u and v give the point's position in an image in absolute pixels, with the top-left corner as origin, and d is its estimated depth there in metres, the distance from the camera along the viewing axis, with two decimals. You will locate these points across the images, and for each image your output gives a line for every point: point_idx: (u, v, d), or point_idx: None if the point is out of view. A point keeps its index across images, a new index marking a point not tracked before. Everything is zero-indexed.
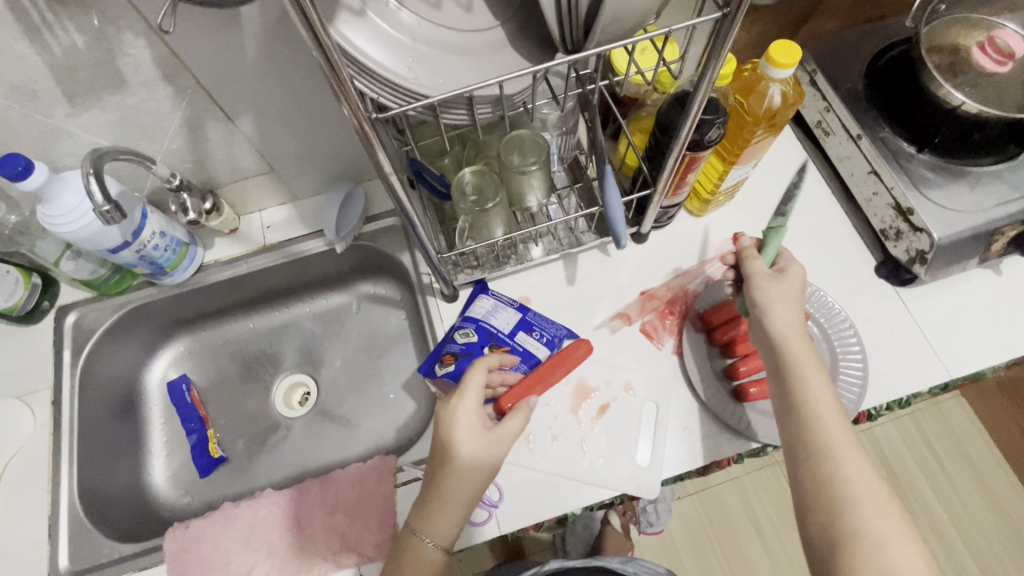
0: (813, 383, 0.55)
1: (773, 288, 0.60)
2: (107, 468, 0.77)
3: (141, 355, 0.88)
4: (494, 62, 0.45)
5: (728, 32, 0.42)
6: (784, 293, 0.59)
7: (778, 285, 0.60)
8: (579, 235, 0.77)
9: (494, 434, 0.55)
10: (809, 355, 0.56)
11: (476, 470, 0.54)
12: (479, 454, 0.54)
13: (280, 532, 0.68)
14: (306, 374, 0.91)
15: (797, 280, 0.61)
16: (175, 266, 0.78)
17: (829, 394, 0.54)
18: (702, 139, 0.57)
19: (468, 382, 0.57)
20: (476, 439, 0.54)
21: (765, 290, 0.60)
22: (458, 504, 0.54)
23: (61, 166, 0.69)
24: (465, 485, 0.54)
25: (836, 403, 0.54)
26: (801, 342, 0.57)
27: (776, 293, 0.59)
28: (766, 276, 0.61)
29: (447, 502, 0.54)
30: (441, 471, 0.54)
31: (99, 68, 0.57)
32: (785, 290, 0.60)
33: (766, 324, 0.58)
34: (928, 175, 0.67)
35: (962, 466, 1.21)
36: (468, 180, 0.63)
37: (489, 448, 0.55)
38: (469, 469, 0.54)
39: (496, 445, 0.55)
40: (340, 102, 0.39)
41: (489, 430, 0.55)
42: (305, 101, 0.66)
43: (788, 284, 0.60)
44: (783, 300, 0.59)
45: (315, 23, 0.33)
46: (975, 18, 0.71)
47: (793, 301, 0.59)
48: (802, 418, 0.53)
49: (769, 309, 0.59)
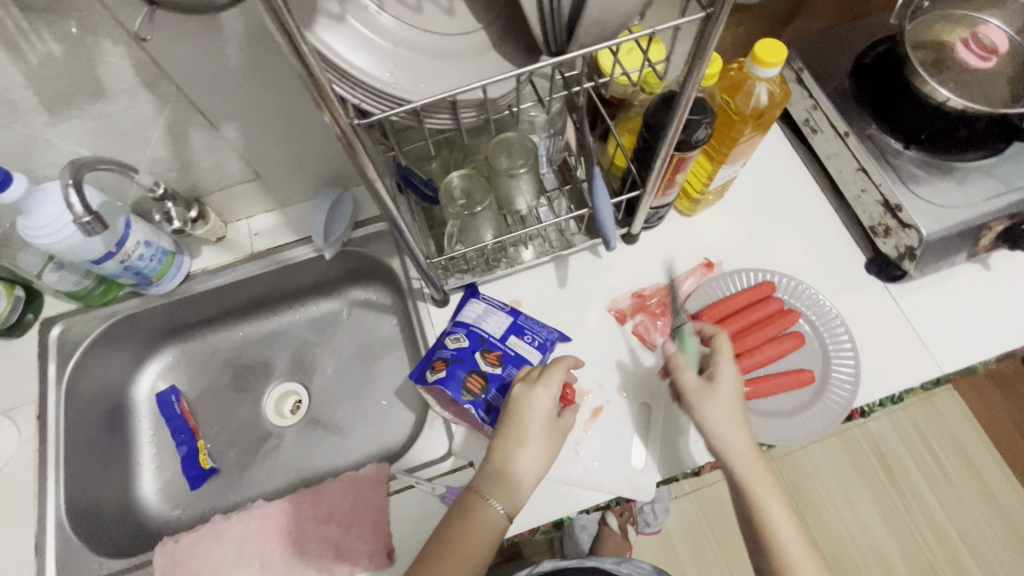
0: (779, 519, 0.53)
1: (714, 411, 0.57)
2: (95, 482, 0.76)
3: (128, 366, 0.86)
4: (478, 66, 0.45)
5: (712, 33, 0.42)
6: (725, 414, 0.57)
7: (719, 405, 0.57)
8: (569, 237, 0.75)
9: (562, 423, 0.61)
10: (759, 472, 0.54)
11: (549, 450, 0.59)
12: (551, 440, 0.59)
13: (273, 544, 0.67)
14: (297, 382, 0.90)
15: (733, 389, 0.58)
16: (162, 275, 0.77)
17: (785, 513, 0.53)
18: (690, 139, 0.57)
19: (551, 372, 0.61)
20: (552, 427, 0.59)
21: (705, 406, 0.57)
22: (530, 478, 0.57)
23: (42, 177, 0.68)
24: (538, 466, 0.58)
25: (792, 521, 0.53)
26: (751, 459, 0.55)
27: (718, 416, 0.57)
28: (705, 395, 0.58)
29: (522, 474, 0.57)
30: (521, 445, 0.57)
31: (78, 77, 0.56)
32: (726, 409, 0.57)
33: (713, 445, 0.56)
34: (916, 171, 0.68)
35: (957, 462, 1.21)
36: (457, 184, 0.63)
37: (558, 434, 0.60)
38: (544, 450, 0.58)
39: (560, 436, 0.60)
40: (322, 111, 0.38)
41: (559, 421, 0.61)
42: (290, 107, 0.65)
43: (727, 401, 0.57)
44: (725, 423, 0.56)
45: (292, 29, 0.32)
46: (959, 14, 0.71)
47: (736, 418, 0.57)
48: (776, 565, 0.51)
49: (713, 428, 0.56)
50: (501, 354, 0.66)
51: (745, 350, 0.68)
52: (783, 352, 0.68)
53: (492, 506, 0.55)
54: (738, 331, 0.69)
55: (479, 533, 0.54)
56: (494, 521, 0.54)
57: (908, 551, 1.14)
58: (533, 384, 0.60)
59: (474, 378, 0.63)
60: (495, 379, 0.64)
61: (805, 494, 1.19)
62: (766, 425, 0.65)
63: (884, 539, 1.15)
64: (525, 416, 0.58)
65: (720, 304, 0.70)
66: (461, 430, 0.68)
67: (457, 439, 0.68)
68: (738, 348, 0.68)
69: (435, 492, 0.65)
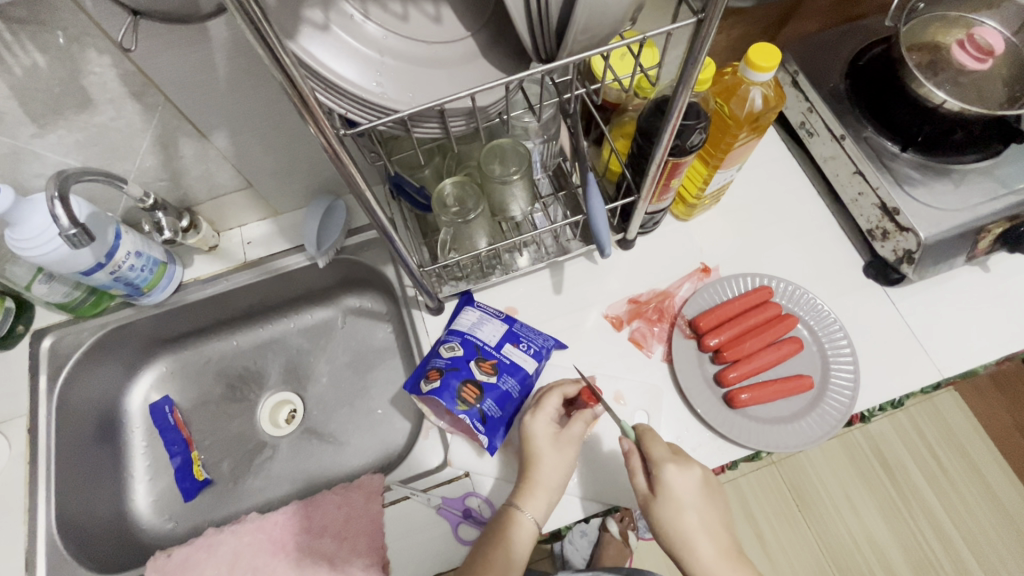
0: None
1: (663, 523, 0.57)
2: (87, 496, 0.75)
3: (120, 378, 0.86)
4: (465, 74, 0.45)
5: (706, 37, 0.41)
6: (673, 524, 0.57)
7: (667, 517, 0.57)
8: (565, 243, 0.74)
9: (569, 431, 0.62)
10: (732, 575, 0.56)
11: (560, 463, 0.60)
12: (561, 452, 0.61)
13: (266, 558, 0.68)
14: (292, 391, 0.89)
15: (679, 498, 0.57)
16: (153, 285, 0.76)
17: None
18: (684, 143, 0.56)
19: (545, 403, 0.63)
20: (549, 444, 0.61)
21: (670, 519, 0.57)
22: (547, 489, 0.59)
23: (30, 188, 0.67)
24: (553, 482, 0.60)
25: None
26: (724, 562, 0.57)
27: (676, 524, 0.57)
28: (653, 508, 0.58)
29: (538, 486, 0.59)
30: (528, 464, 0.60)
31: (63, 88, 0.55)
32: (676, 522, 0.57)
33: (686, 552, 0.57)
34: (912, 174, 0.67)
35: (956, 458, 1.20)
36: (449, 192, 0.61)
37: (567, 442, 0.61)
38: (552, 461, 0.60)
39: (567, 444, 0.61)
40: (307, 123, 0.38)
41: (560, 436, 0.62)
42: (281, 115, 0.65)
43: (673, 514, 0.57)
44: (674, 534, 0.57)
45: (272, 40, 0.32)
46: (954, 15, 0.70)
47: (697, 524, 0.57)
48: None
49: (687, 538, 0.57)
50: (497, 362, 0.64)
51: (743, 358, 0.66)
52: (781, 358, 0.67)
53: (517, 513, 0.58)
54: (735, 336, 0.68)
55: (508, 546, 0.56)
56: (521, 528, 0.57)
57: (909, 552, 1.12)
58: (529, 414, 0.63)
59: (469, 388, 0.62)
60: (491, 389, 0.63)
61: (804, 495, 1.18)
62: (765, 432, 0.64)
63: (887, 542, 1.13)
64: (528, 447, 0.61)
65: (717, 309, 0.69)
66: (457, 440, 0.67)
67: (453, 449, 0.67)
68: (736, 354, 0.67)
69: (431, 503, 0.64)
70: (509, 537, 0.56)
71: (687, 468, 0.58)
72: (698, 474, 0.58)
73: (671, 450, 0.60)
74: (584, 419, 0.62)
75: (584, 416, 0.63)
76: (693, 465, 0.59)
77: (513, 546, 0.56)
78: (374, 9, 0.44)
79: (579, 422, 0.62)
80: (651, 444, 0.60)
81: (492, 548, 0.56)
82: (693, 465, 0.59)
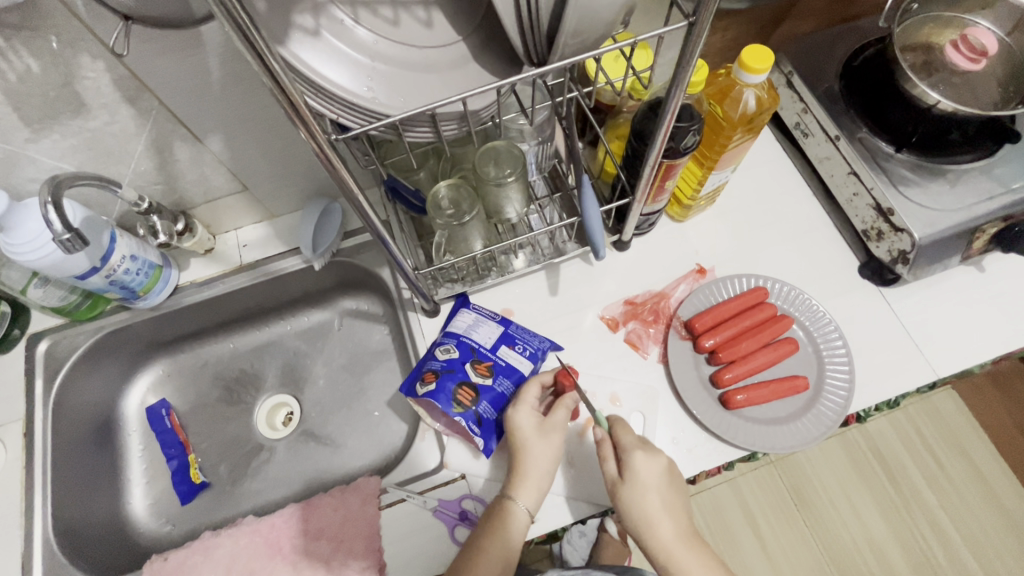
0: None
1: (627, 506, 0.58)
2: (83, 500, 0.75)
3: (117, 382, 0.86)
4: (458, 78, 0.45)
5: (697, 40, 0.41)
6: (637, 507, 0.57)
7: (632, 502, 0.57)
8: (561, 245, 0.73)
9: (552, 419, 0.62)
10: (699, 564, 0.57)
11: (548, 450, 0.60)
12: (547, 441, 0.60)
13: (263, 560, 0.68)
14: (289, 394, 0.89)
15: (645, 482, 0.58)
16: (149, 289, 0.76)
17: None
18: (678, 146, 0.56)
19: (524, 394, 0.63)
20: (535, 433, 0.61)
21: (634, 502, 0.57)
22: (537, 477, 0.59)
23: (24, 193, 0.67)
24: (542, 469, 0.59)
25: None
26: (688, 550, 0.58)
27: (641, 508, 0.57)
28: (620, 493, 0.58)
29: (527, 477, 0.59)
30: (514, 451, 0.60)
31: (56, 92, 0.55)
32: (641, 506, 0.57)
33: (648, 535, 0.58)
34: (907, 175, 0.67)
35: (953, 455, 1.20)
36: (444, 195, 0.61)
37: (552, 430, 0.61)
38: (538, 447, 0.60)
39: (552, 432, 0.61)
40: (297, 127, 0.37)
41: (543, 423, 0.62)
42: (275, 118, 0.65)
43: (637, 498, 0.57)
44: (637, 517, 0.57)
45: (260, 46, 0.32)
46: (947, 16, 0.71)
47: (662, 508, 0.58)
48: None
49: (649, 521, 0.57)
50: (493, 364, 0.64)
51: (738, 358, 0.67)
52: (776, 358, 0.67)
53: (510, 504, 0.58)
54: (731, 337, 0.68)
55: (503, 535, 0.56)
56: (515, 518, 0.57)
57: (909, 552, 1.12)
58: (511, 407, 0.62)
59: (465, 391, 0.62)
60: (486, 391, 0.63)
61: (802, 494, 1.18)
62: (762, 433, 0.64)
63: (886, 541, 1.13)
64: (513, 439, 0.61)
65: (713, 310, 0.69)
66: (454, 442, 0.68)
67: (450, 451, 0.67)
68: (731, 355, 0.67)
69: (427, 505, 0.64)
70: (503, 528, 0.57)
71: (654, 456, 0.59)
72: (664, 462, 0.59)
73: (641, 439, 0.61)
74: (566, 406, 0.63)
75: (564, 402, 0.63)
76: (661, 454, 0.60)
77: (507, 537, 0.56)
78: (364, 13, 0.44)
79: (561, 409, 0.63)
80: (621, 432, 0.61)
81: (486, 539, 0.56)
82: (660, 453, 0.60)
